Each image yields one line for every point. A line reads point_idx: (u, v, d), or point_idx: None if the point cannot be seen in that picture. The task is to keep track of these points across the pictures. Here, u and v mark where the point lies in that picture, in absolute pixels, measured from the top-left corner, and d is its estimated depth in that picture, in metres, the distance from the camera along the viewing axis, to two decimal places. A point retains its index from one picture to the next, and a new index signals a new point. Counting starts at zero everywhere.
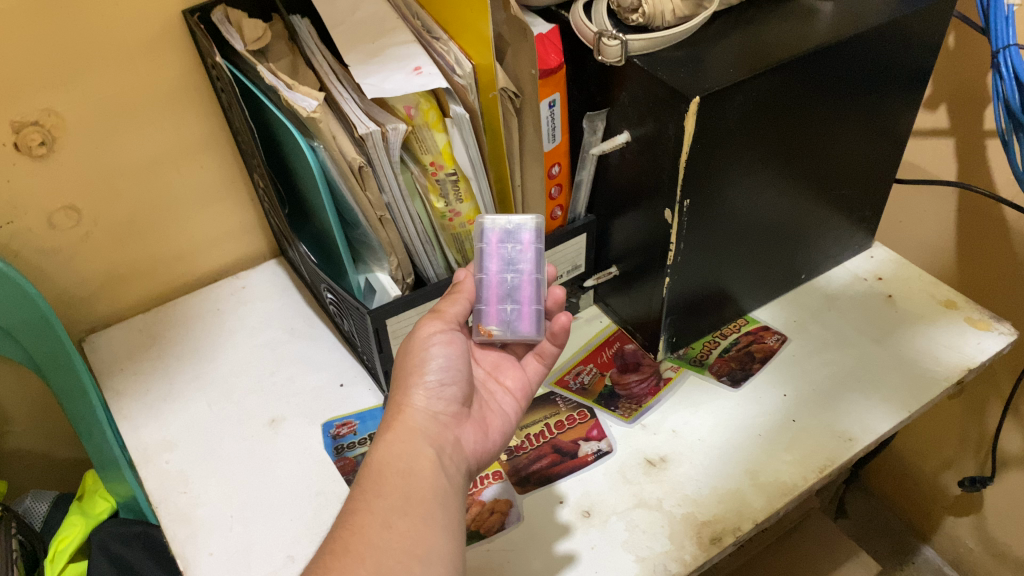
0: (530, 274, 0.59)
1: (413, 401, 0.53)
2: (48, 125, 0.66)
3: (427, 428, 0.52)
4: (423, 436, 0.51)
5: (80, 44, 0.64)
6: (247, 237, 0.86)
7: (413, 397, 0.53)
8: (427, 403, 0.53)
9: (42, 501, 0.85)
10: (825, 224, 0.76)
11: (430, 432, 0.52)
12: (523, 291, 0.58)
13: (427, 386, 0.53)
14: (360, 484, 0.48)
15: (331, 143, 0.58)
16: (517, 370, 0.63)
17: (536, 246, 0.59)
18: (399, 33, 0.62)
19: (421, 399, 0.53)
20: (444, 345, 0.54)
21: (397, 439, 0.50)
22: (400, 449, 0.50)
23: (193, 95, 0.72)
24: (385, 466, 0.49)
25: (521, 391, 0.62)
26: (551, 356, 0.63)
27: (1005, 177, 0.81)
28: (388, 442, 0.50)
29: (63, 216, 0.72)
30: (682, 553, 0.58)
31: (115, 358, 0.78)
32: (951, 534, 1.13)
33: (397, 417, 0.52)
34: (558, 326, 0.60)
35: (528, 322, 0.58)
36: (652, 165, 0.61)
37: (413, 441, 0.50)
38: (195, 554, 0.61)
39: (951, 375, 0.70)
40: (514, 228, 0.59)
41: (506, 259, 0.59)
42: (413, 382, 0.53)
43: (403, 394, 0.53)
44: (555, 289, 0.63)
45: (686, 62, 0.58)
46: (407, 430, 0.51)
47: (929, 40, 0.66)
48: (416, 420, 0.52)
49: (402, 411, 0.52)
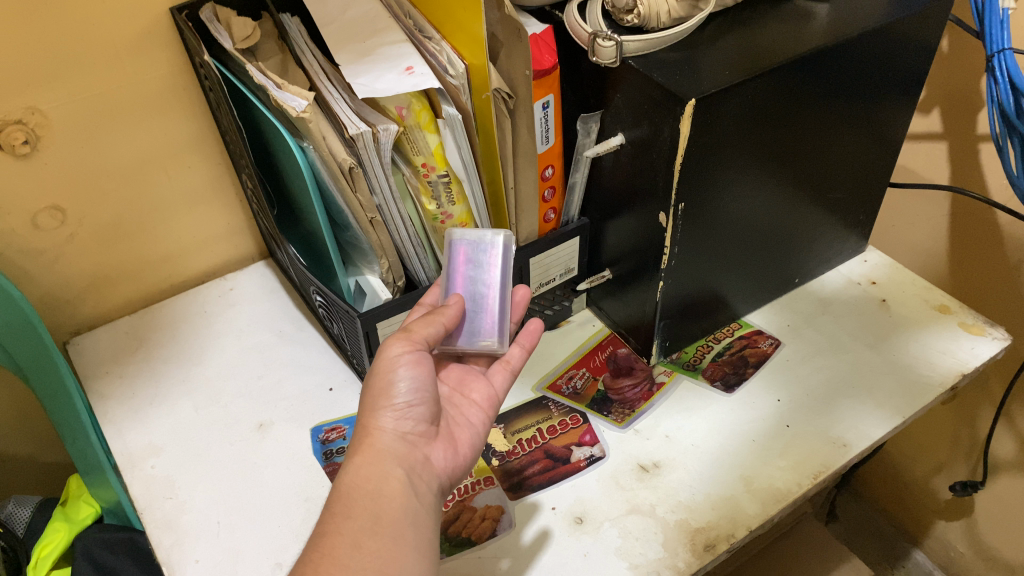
0: (495, 286, 0.59)
1: (381, 423, 0.50)
2: (32, 123, 0.65)
3: (397, 449, 0.49)
4: (392, 458, 0.49)
5: (65, 40, 0.63)
6: (237, 239, 0.85)
7: (379, 419, 0.50)
8: (396, 424, 0.50)
9: (25, 506, 0.83)
10: (818, 229, 0.76)
11: (399, 453, 0.49)
12: (487, 302, 0.58)
13: (395, 408, 0.51)
14: (331, 506, 0.47)
15: (320, 142, 0.57)
16: (482, 382, 0.60)
17: (503, 258, 0.59)
18: (391, 33, 0.61)
19: (389, 421, 0.50)
20: (411, 365, 0.51)
21: (365, 462, 0.48)
22: (368, 472, 0.48)
23: (181, 94, 0.71)
24: (354, 488, 0.47)
25: (488, 402, 0.59)
26: (519, 361, 0.62)
27: (998, 182, 0.81)
28: (356, 466, 0.48)
29: (47, 216, 0.70)
30: (675, 561, 0.58)
31: (101, 361, 0.77)
32: (941, 538, 1.13)
33: (366, 440, 0.50)
34: (528, 331, 0.62)
35: (492, 328, 0.58)
36: (646, 168, 0.61)
37: (382, 463, 0.48)
38: (181, 560, 0.60)
39: (945, 381, 0.70)
40: (481, 241, 0.59)
41: (475, 263, 0.59)
42: (381, 404, 0.50)
43: (370, 417, 0.50)
44: (520, 290, 0.63)
45: (681, 64, 0.57)
46: (375, 453, 0.49)
47: (925, 44, 0.66)
48: (385, 442, 0.49)
49: (369, 433, 0.50)
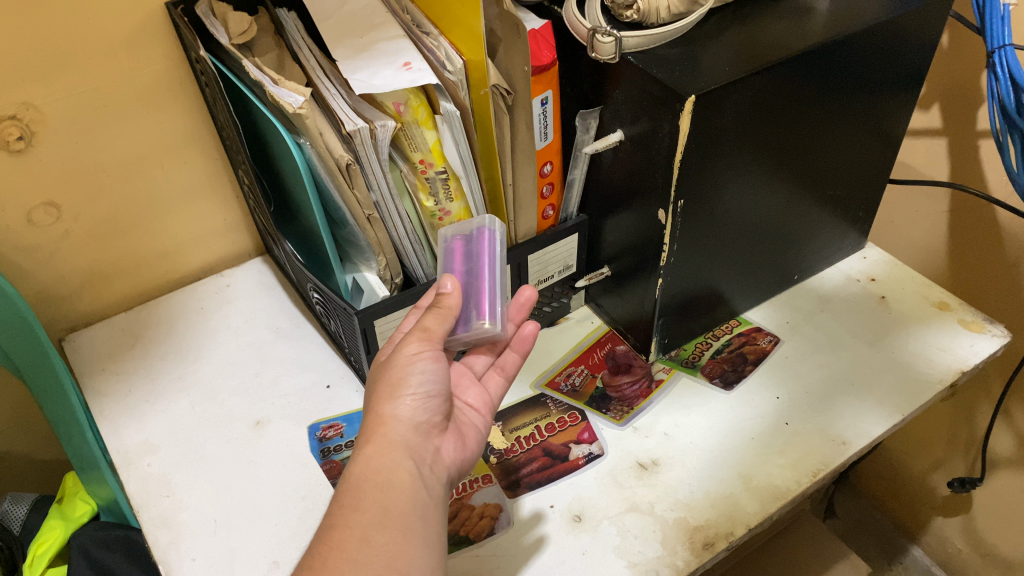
0: (487, 273, 0.57)
1: (396, 413, 0.49)
2: (27, 119, 0.64)
3: (410, 440, 0.49)
4: (404, 450, 0.48)
5: (59, 35, 0.62)
6: (234, 235, 0.85)
7: (394, 409, 0.49)
8: (411, 415, 0.50)
9: (20, 504, 0.83)
10: (818, 225, 0.76)
11: (411, 445, 0.49)
12: (481, 288, 0.57)
13: (411, 399, 0.50)
14: (339, 499, 0.46)
15: (317, 139, 0.57)
16: (477, 388, 0.60)
17: (495, 247, 0.59)
18: (389, 28, 0.61)
19: (404, 412, 0.49)
20: (431, 360, 0.51)
21: (377, 452, 0.47)
22: (380, 463, 0.47)
23: (176, 89, 0.71)
24: (363, 479, 0.46)
25: (485, 406, 0.59)
26: (514, 367, 0.62)
27: (998, 179, 0.81)
28: (366, 456, 0.47)
29: (43, 212, 0.70)
30: (674, 559, 0.57)
31: (97, 358, 0.77)
32: (939, 534, 1.13)
33: (379, 429, 0.48)
34: (522, 336, 0.61)
35: (486, 311, 0.56)
36: (646, 165, 0.60)
37: (394, 454, 0.47)
38: (177, 558, 0.60)
39: (944, 378, 0.70)
40: (475, 232, 0.60)
41: (469, 254, 0.58)
42: (398, 393, 0.49)
43: (384, 405, 0.49)
44: (527, 288, 0.61)
45: (680, 60, 0.57)
46: (388, 443, 0.48)
47: (926, 39, 0.66)
48: (399, 432, 0.48)
49: (383, 422, 0.48)
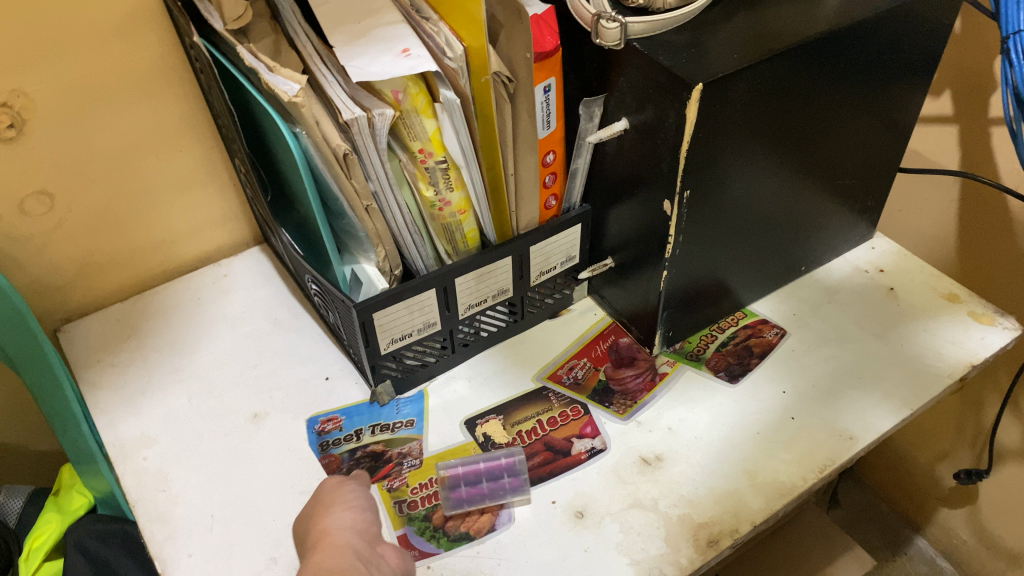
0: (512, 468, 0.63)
1: (335, 527, 0.50)
2: (17, 106, 0.63)
3: (356, 543, 0.49)
4: (353, 551, 0.48)
5: (48, 20, 0.60)
6: (231, 224, 0.84)
7: (332, 524, 0.50)
8: (353, 525, 0.50)
9: (15, 497, 0.82)
10: (825, 216, 0.74)
11: (359, 548, 0.48)
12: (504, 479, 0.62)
13: (348, 508, 0.52)
14: None
15: (314, 128, 0.55)
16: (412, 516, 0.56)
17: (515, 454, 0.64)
18: (387, 13, 0.59)
19: (343, 523, 0.50)
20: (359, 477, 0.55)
21: (326, 557, 0.47)
22: (331, 564, 0.46)
23: (171, 75, 0.69)
24: None
25: None
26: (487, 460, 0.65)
27: (1010, 167, 0.79)
28: (315, 562, 0.47)
29: (35, 201, 0.69)
30: (677, 556, 0.57)
31: (92, 349, 0.76)
32: (944, 525, 1.13)
33: (322, 544, 0.48)
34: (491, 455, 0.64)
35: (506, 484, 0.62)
36: (651, 154, 0.59)
37: (342, 554, 0.47)
38: (173, 555, 0.59)
39: (954, 372, 0.69)
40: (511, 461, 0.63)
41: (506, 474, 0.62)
42: (333, 507, 0.51)
43: (321, 523, 0.50)
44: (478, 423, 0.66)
45: (687, 47, 0.55)
46: (336, 547, 0.48)
47: (940, 23, 0.64)
48: (341, 537, 0.49)
49: (325, 537, 0.49)
